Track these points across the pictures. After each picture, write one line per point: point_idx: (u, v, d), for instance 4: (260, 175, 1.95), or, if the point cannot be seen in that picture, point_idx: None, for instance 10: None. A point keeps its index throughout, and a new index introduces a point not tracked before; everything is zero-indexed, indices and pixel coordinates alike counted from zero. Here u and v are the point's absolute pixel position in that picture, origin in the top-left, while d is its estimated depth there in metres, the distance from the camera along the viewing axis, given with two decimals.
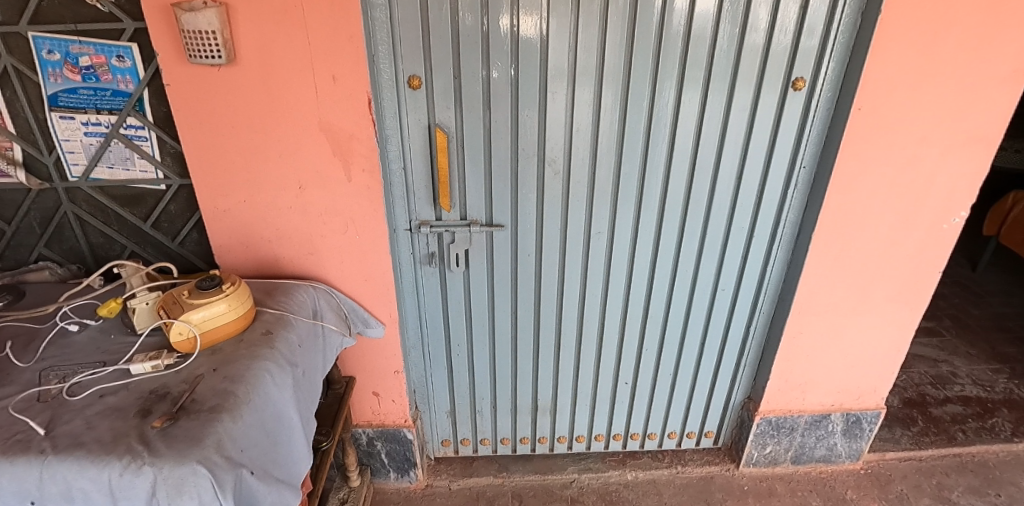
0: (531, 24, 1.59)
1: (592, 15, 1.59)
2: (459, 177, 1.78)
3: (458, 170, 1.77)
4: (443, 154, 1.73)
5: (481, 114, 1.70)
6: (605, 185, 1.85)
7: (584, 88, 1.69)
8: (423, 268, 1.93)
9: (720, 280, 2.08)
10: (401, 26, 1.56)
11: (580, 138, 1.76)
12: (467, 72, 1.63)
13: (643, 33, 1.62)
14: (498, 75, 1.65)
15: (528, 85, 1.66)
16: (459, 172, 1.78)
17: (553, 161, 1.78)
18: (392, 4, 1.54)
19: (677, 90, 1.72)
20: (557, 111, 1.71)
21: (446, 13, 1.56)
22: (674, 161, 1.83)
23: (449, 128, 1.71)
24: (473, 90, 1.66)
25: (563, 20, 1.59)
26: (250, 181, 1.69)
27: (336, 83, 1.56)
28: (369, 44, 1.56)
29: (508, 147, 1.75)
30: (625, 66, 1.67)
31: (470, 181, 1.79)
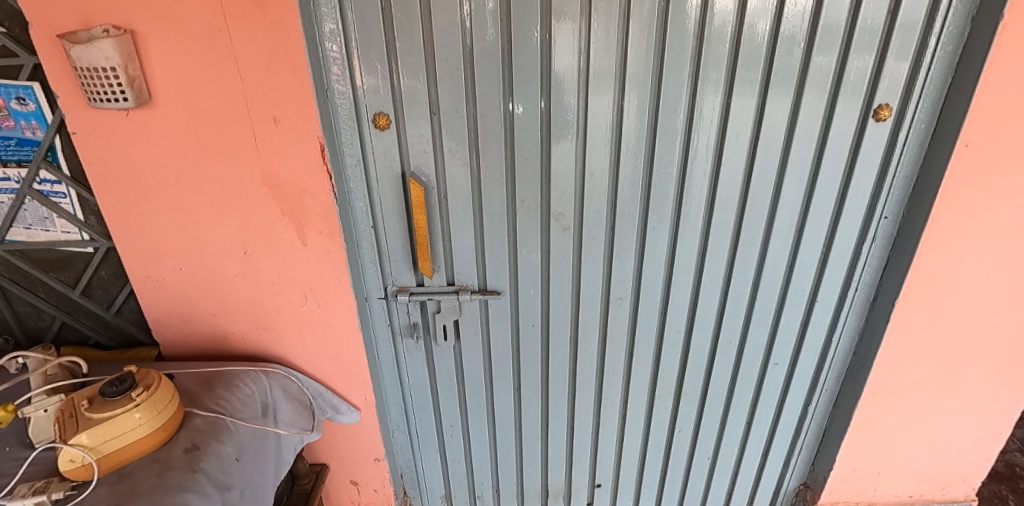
0: (528, 46, 1.23)
1: (608, 28, 1.22)
2: (443, 235, 1.43)
3: (440, 228, 1.42)
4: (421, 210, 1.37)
5: (468, 159, 1.34)
6: (627, 242, 1.47)
7: (599, 124, 1.31)
8: (404, 342, 1.58)
9: (773, 353, 1.67)
10: (360, 54, 1.22)
11: (594, 187, 1.39)
12: (448, 108, 1.28)
13: (676, 53, 1.24)
14: (487, 111, 1.29)
15: (527, 123, 1.30)
16: (443, 229, 1.43)
17: (561, 215, 1.41)
18: (347, 26, 1.20)
19: (720, 125, 1.34)
20: (565, 154, 1.34)
21: (418, 36, 1.21)
22: (716, 209, 1.44)
23: (427, 177, 1.35)
24: (456, 130, 1.31)
25: (569, 38, 1.22)
26: (184, 245, 1.37)
27: (279, 127, 1.23)
28: (320, 77, 1.23)
29: (503, 198, 1.39)
30: (653, 92, 1.29)
31: (457, 240, 1.43)
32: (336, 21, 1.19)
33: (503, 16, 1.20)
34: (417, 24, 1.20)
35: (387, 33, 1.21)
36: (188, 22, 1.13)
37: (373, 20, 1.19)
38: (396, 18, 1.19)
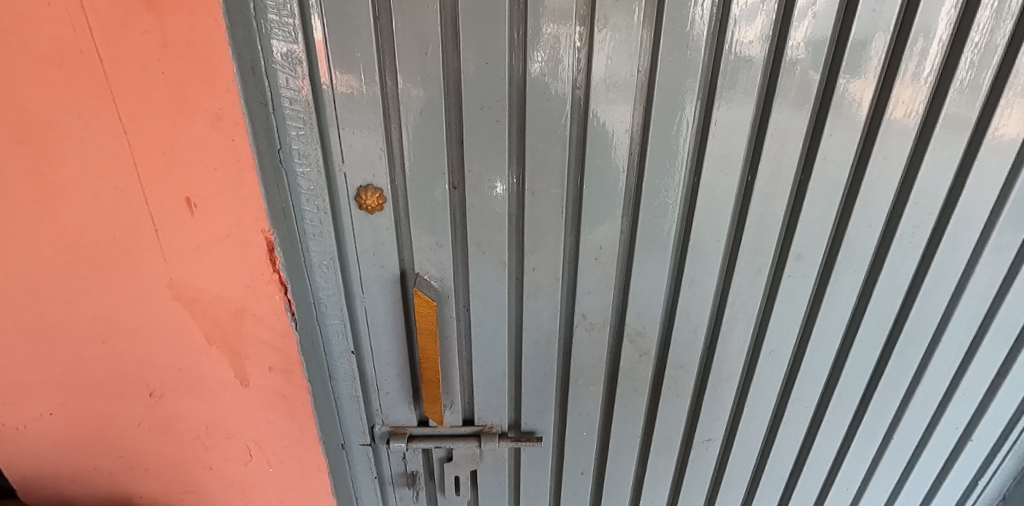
0: (614, 90, 0.75)
1: (745, 66, 0.75)
2: (459, 357, 0.97)
3: (458, 349, 0.95)
4: (430, 336, 0.88)
5: (506, 259, 0.86)
6: (727, 371, 1.00)
7: (710, 212, 0.85)
8: (398, 496, 1.10)
9: (897, 500, 1.23)
10: (338, 95, 0.74)
11: (691, 299, 0.92)
12: (479, 183, 0.80)
13: (843, 109, 0.78)
14: (540, 189, 0.81)
15: (601, 208, 0.83)
16: (463, 351, 0.96)
17: (639, 335, 0.94)
18: (315, 46, 0.71)
19: (889, 218, 0.87)
20: (654, 253, 0.87)
21: (434, 66, 0.73)
22: (861, 329, 0.97)
23: (440, 284, 0.88)
24: (490, 215, 0.82)
25: (679, 79, 0.75)
26: (51, 384, 0.86)
27: (198, 216, 0.73)
28: (269, 133, 0.73)
29: (555, 313, 0.91)
30: (799, 166, 0.83)
31: (480, 364, 0.96)
32: (294, 40, 0.70)
33: (577, 40, 0.73)
34: (435, 47, 0.72)
35: (382, 59, 0.73)
36: (21, 36, 0.62)
37: (360, 39, 0.71)
38: (398, 36, 0.71)
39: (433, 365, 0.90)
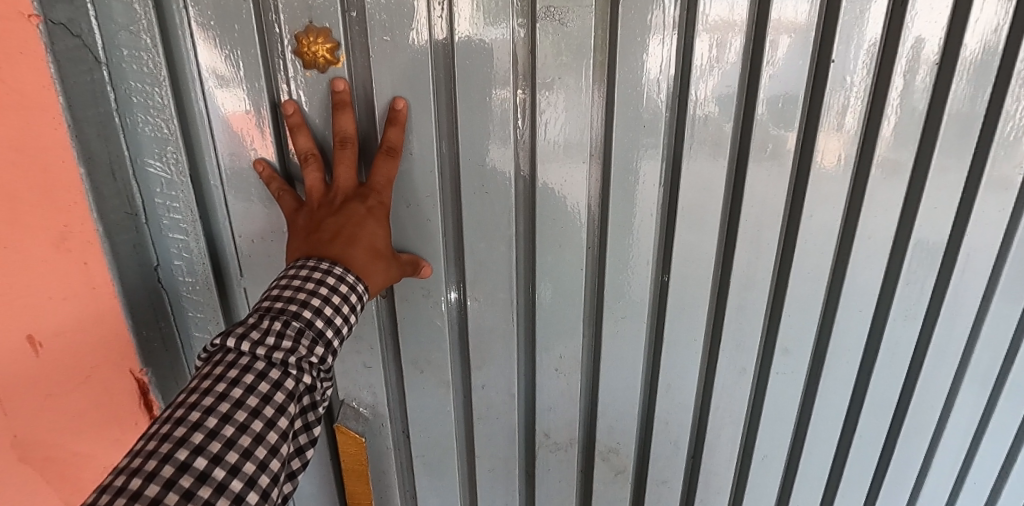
0: (565, 181, 0.65)
1: (712, 149, 0.65)
2: (401, 492, 0.81)
3: (400, 482, 0.80)
4: (360, 476, 0.74)
5: (449, 378, 0.72)
6: (717, 482, 0.87)
7: (684, 307, 0.74)
8: None
9: None
10: (231, 199, 0.61)
11: (670, 406, 0.79)
12: (412, 292, 0.67)
13: (823, 192, 0.69)
14: (485, 296, 0.68)
15: (558, 312, 0.71)
16: (406, 483, 0.81)
17: (613, 451, 0.81)
18: (198, 144, 0.59)
19: (879, 303, 0.78)
20: (623, 359, 0.75)
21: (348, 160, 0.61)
22: (859, 424, 0.86)
23: (369, 417, 0.73)
24: (426, 328, 0.69)
25: (638, 166, 0.65)
26: None
27: (46, 364, 0.56)
28: (141, 248, 0.60)
29: (513, 435, 0.77)
30: (777, 251, 0.73)
31: (427, 500, 0.81)
32: (169, 138, 0.57)
33: (519, 122, 0.62)
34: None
35: (285, 155, 0.61)
36: None
37: (256, 133, 0.59)
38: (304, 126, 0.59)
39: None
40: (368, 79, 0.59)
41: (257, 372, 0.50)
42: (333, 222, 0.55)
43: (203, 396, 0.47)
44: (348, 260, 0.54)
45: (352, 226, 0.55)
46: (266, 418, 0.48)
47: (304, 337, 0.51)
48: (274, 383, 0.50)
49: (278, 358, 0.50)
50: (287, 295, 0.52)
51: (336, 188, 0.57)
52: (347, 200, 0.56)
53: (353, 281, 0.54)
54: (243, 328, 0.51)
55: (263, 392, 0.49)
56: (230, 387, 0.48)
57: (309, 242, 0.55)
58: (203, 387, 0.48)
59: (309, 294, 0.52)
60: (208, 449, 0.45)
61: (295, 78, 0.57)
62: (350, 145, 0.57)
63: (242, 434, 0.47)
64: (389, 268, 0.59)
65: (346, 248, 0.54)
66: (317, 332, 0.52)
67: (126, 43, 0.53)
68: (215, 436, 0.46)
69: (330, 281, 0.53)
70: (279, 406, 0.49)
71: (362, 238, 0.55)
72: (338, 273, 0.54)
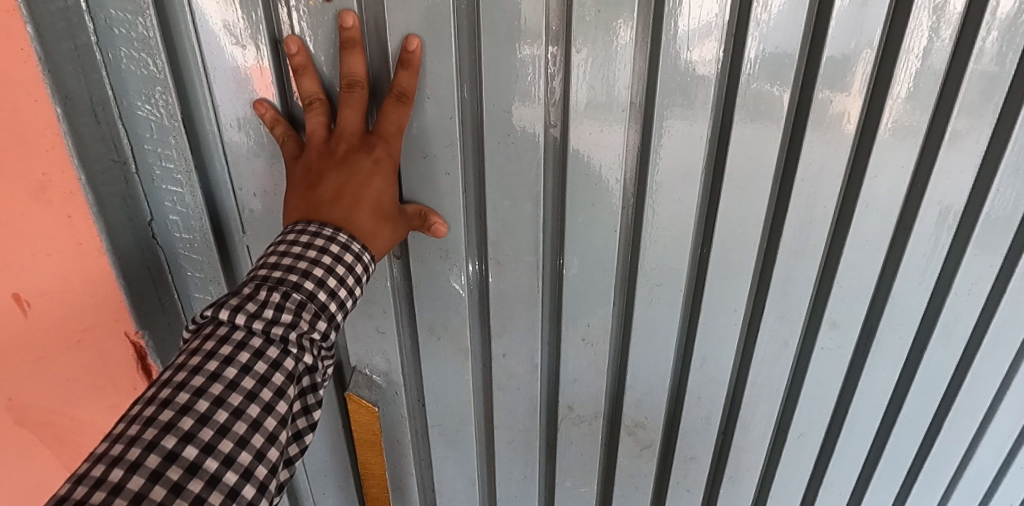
0: (599, 135, 0.57)
1: (769, 100, 0.57)
2: (416, 462, 0.77)
3: (414, 452, 0.76)
4: (372, 447, 0.70)
5: (468, 346, 0.67)
6: (748, 460, 0.82)
7: (725, 276, 0.67)
8: None
9: None
10: (230, 149, 0.55)
11: (703, 381, 0.74)
12: (428, 252, 0.61)
13: (891, 151, 0.61)
14: (508, 259, 0.62)
15: (586, 280, 0.65)
16: (421, 454, 0.77)
17: (639, 426, 0.76)
18: (189, 83, 0.52)
19: (941, 276, 0.71)
20: (655, 331, 0.69)
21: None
22: (905, 404, 0.80)
23: (383, 384, 0.68)
24: (444, 292, 0.64)
25: (683, 118, 0.57)
26: None
27: (34, 324, 0.52)
28: (132, 200, 0.54)
29: (533, 407, 0.72)
30: (832, 218, 0.66)
31: (443, 471, 0.77)
32: (156, 77, 0.50)
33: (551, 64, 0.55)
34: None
35: (288, 98, 0.54)
36: None
37: (256, 74, 0.52)
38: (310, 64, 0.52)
39: (378, 478, 0.73)
40: (380, 11, 0.51)
41: (253, 349, 0.45)
42: (336, 179, 0.49)
43: (192, 377, 0.43)
44: (351, 222, 0.50)
45: (358, 186, 0.50)
46: (263, 402, 0.44)
47: (305, 313, 0.47)
48: (272, 362, 0.45)
49: (278, 333, 0.46)
50: (287, 264, 0.47)
51: (336, 138, 0.50)
52: (350, 153, 0.50)
53: (358, 247, 0.50)
54: (238, 300, 0.46)
55: (260, 373, 0.44)
56: (224, 366, 0.44)
57: (308, 201, 0.49)
58: (192, 364, 0.43)
59: (311, 263, 0.47)
60: (200, 436, 0.41)
61: (296, 8, 0.50)
62: (354, 92, 0.50)
63: (238, 419, 0.43)
64: (395, 230, 0.54)
65: (350, 210, 0.50)
66: (320, 307, 0.47)
67: None
68: (207, 421, 0.41)
69: (334, 249, 0.48)
70: (278, 388, 0.45)
71: (367, 197, 0.51)
72: (342, 240, 0.49)
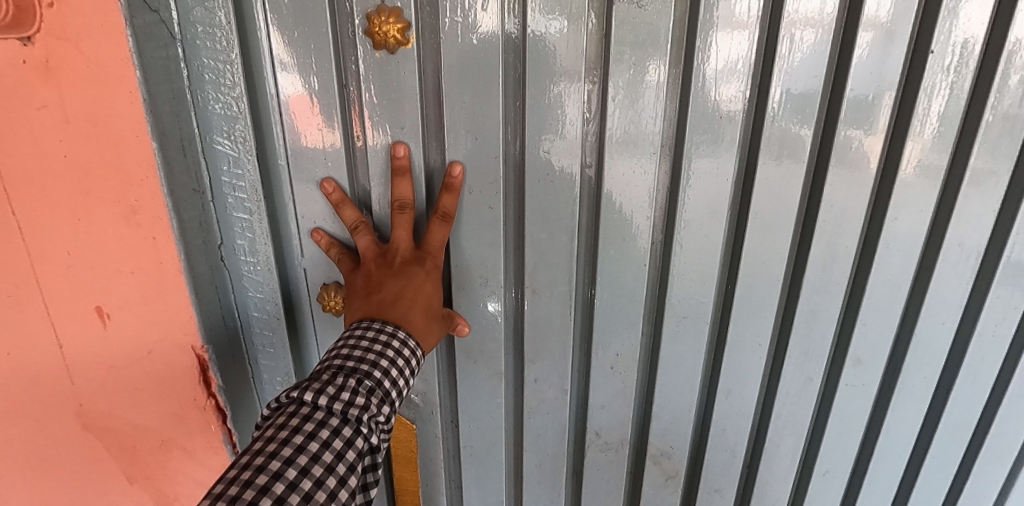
0: (633, 174, 0.62)
1: (792, 144, 0.61)
2: (447, 482, 0.80)
3: (445, 471, 0.78)
4: (407, 464, 0.76)
5: (502, 370, 0.71)
6: (774, 493, 0.82)
7: (752, 310, 0.70)
8: None
9: None
10: (296, 180, 0.61)
11: (728, 411, 0.76)
12: (469, 279, 0.66)
13: (912, 193, 0.64)
14: (544, 289, 0.66)
15: (617, 309, 0.68)
16: (452, 473, 0.79)
17: (665, 455, 0.78)
18: (266, 121, 0.59)
19: (965, 317, 0.72)
20: (683, 361, 0.71)
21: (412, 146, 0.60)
22: (933, 445, 0.80)
23: (421, 404, 0.73)
24: (482, 317, 0.68)
25: (710, 159, 0.61)
26: None
27: (113, 333, 0.58)
28: (207, 225, 0.60)
29: (562, 431, 0.75)
30: (856, 257, 0.69)
31: (472, 491, 0.79)
32: (236, 116, 0.57)
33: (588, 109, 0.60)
34: (414, 122, 0.58)
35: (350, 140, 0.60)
36: None
37: (325, 115, 0.58)
38: (373, 108, 0.58)
39: (412, 494, 0.79)
40: (438, 61, 0.57)
41: (332, 428, 0.51)
42: (394, 287, 0.58)
43: (281, 447, 0.48)
44: (407, 321, 0.58)
45: (411, 290, 0.59)
46: (338, 476, 0.50)
47: (374, 397, 0.54)
48: (347, 440, 0.51)
49: (353, 415, 0.52)
50: (358, 356, 0.55)
51: (393, 252, 0.60)
52: (406, 265, 0.59)
53: (411, 345, 0.58)
54: (312, 427, 0.50)
55: (337, 449, 0.50)
56: (300, 479, 0.48)
57: (372, 304, 0.58)
58: (279, 438, 0.49)
59: (378, 354, 0.55)
60: (288, 502, 0.46)
61: (363, 59, 0.56)
62: (409, 211, 0.59)
63: (319, 490, 0.48)
64: (438, 330, 0.62)
65: (405, 312, 0.58)
66: (386, 390, 0.55)
67: (200, 18, 0.52)
68: (294, 488, 0.47)
69: (395, 343, 0.56)
70: (350, 465, 0.51)
71: (419, 300, 0.59)
72: (401, 336, 0.57)
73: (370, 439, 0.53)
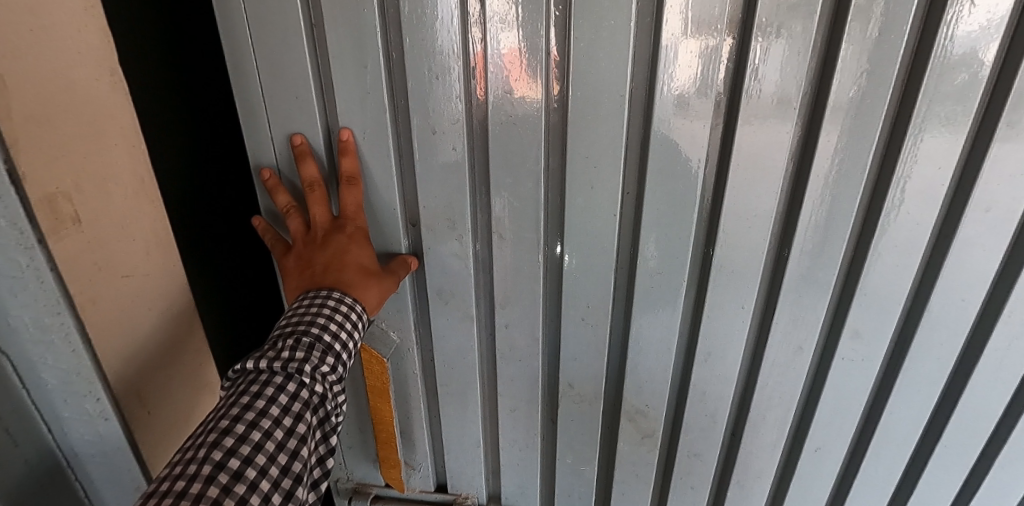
0: (598, 114, 0.58)
1: (783, 88, 0.55)
2: (427, 421, 0.82)
3: (426, 414, 0.81)
4: (383, 395, 0.77)
5: (480, 304, 0.72)
6: (759, 461, 0.79)
7: (735, 270, 0.65)
8: None
9: None
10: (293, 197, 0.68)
11: (708, 375, 0.72)
12: (437, 223, 0.66)
13: (923, 145, 0.56)
14: (512, 233, 0.66)
15: (588, 260, 0.66)
16: (435, 422, 0.82)
17: (640, 413, 0.76)
18: (237, 26, 0.58)
19: (997, 296, 0.63)
20: (658, 319, 0.69)
21: (387, 90, 0.60)
22: (947, 436, 0.73)
23: (390, 343, 0.74)
24: (448, 257, 0.68)
25: (687, 101, 0.57)
26: None
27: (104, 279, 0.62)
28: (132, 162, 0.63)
29: (537, 378, 0.76)
30: (860, 214, 0.62)
31: (451, 441, 0.82)
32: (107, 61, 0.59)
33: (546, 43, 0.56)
34: (376, 62, 0.58)
35: (326, 115, 0.63)
36: None
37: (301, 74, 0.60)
38: (333, 40, 0.57)
39: (388, 426, 0.79)
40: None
41: (275, 385, 0.57)
42: (322, 254, 0.62)
43: (228, 420, 0.54)
44: (341, 281, 0.61)
45: (340, 253, 0.62)
46: (286, 428, 0.56)
47: (314, 351, 0.59)
48: (290, 394, 0.57)
49: (295, 370, 0.58)
50: (298, 316, 0.60)
51: (314, 226, 0.63)
52: (327, 234, 0.63)
53: (349, 302, 0.61)
54: (256, 389, 0.57)
55: (282, 404, 0.56)
56: (249, 432, 0.54)
57: (304, 277, 0.62)
58: (228, 412, 0.55)
59: (314, 317, 0.59)
60: (235, 461, 0.52)
61: None
62: (316, 189, 0.62)
63: (262, 454, 0.54)
64: (383, 280, 0.64)
65: (337, 275, 0.61)
66: (329, 343, 0.59)
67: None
68: (243, 440, 0.53)
69: (332, 305, 0.60)
70: (296, 415, 0.57)
71: (349, 261, 0.62)
72: (337, 296, 0.60)
73: (317, 390, 0.59)
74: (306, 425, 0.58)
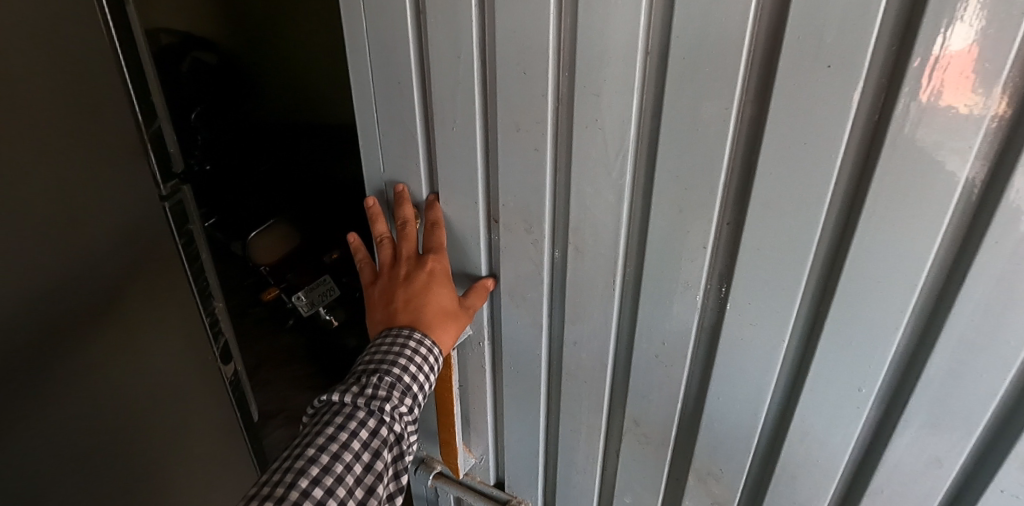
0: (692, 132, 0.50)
1: (949, 123, 0.40)
2: (493, 412, 0.82)
3: (492, 408, 0.81)
4: (448, 396, 0.79)
5: (549, 313, 0.69)
6: None
7: (850, 343, 0.51)
8: None
9: None
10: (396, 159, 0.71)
11: (799, 458, 0.59)
12: (513, 223, 0.65)
13: None
14: (586, 247, 0.61)
15: (665, 293, 0.58)
16: (499, 419, 0.82)
17: (713, 476, 0.66)
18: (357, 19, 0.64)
19: None
20: (741, 378, 0.58)
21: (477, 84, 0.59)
22: None
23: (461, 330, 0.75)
24: (520, 255, 0.66)
25: (805, 128, 0.45)
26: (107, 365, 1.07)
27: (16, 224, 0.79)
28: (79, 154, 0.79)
29: (598, 403, 0.70)
30: None
31: (512, 436, 0.81)
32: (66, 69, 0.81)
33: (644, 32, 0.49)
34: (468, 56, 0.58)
35: (426, 105, 0.65)
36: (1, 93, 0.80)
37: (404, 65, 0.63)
38: (433, 33, 0.59)
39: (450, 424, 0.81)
40: None
41: (357, 419, 0.60)
42: (405, 292, 0.66)
43: (311, 450, 0.58)
44: (420, 321, 0.65)
45: (421, 293, 0.66)
46: (363, 463, 0.60)
47: (395, 390, 0.62)
48: (370, 429, 0.61)
49: (376, 408, 0.61)
50: (382, 354, 0.63)
51: (401, 264, 0.68)
52: (412, 272, 0.67)
53: (428, 342, 0.64)
54: (340, 420, 0.60)
55: (362, 440, 0.60)
56: (332, 464, 0.57)
57: (389, 312, 0.67)
58: (315, 440, 0.59)
59: (396, 356, 0.62)
60: (315, 490, 0.56)
61: None
62: (408, 227, 0.70)
63: (340, 486, 0.57)
64: (458, 319, 0.67)
65: (417, 314, 0.65)
66: (407, 383, 0.62)
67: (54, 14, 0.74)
68: (326, 472, 0.57)
69: (413, 344, 0.63)
70: (373, 453, 0.61)
71: (429, 302, 0.65)
72: (417, 336, 0.64)
73: (395, 429, 0.63)
74: (383, 460, 0.62)
